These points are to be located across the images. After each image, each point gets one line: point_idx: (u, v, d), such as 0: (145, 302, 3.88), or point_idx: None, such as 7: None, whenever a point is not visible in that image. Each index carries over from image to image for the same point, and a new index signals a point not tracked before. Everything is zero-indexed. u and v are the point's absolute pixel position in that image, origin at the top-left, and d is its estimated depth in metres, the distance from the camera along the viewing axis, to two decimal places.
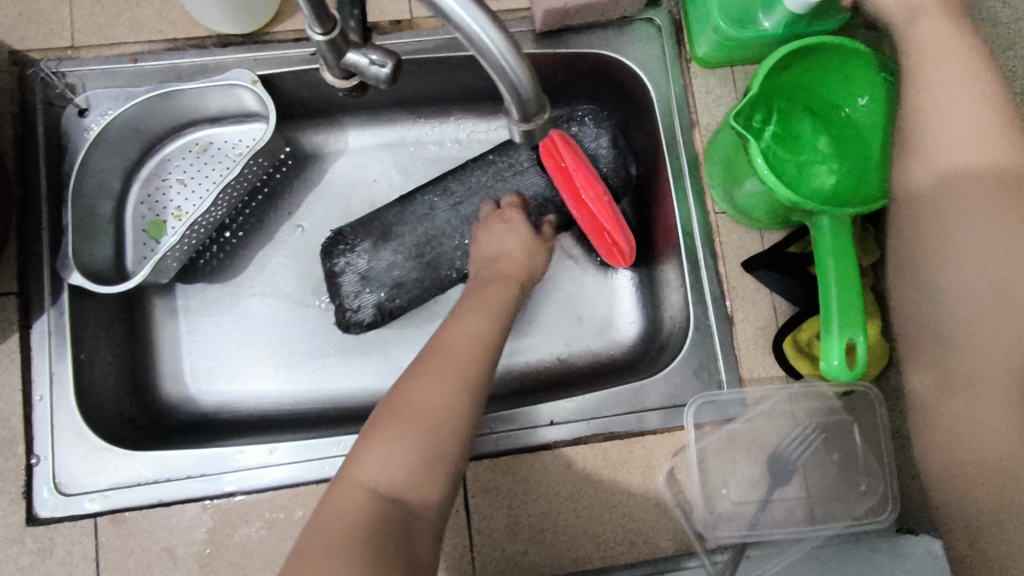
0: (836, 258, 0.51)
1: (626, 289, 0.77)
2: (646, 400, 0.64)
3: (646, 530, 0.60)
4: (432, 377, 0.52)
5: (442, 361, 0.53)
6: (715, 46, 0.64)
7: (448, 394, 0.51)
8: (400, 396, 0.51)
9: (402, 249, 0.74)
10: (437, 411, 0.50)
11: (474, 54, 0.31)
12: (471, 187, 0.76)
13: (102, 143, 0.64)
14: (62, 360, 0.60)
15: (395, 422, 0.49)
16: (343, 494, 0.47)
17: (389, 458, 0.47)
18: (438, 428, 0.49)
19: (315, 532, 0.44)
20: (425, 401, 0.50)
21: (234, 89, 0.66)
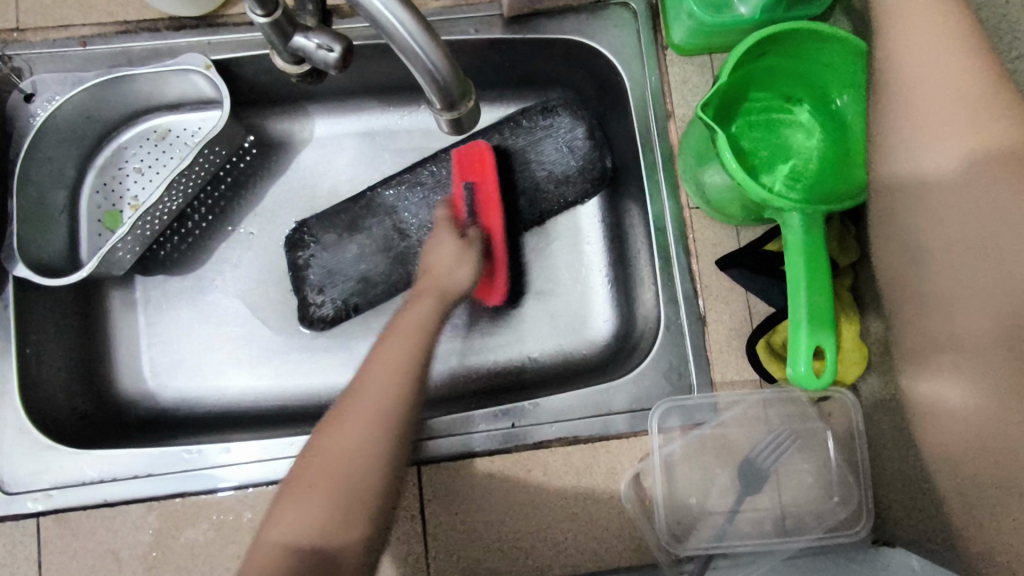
0: (806, 257, 0.48)
1: (600, 285, 0.74)
2: (612, 403, 0.61)
3: (609, 539, 0.57)
4: (342, 424, 0.49)
5: (346, 405, 0.50)
6: (690, 32, 0.60)
7: (348, 442, 0.48)
8: (313, 448, 0.49)
9: (369, 242, 0.72)
10: (365, 464, 0.48)
11: (391, 43, 0.31)
12: (442, 177, 0.73)
13: (50, 130, 0.62)
14: (5, 354, 0.58)
15: (310, 470, 0.48)
16: (259, 552, 0.46)
17: (296, 512, 0.46)
18: (347, 470, 0.47)
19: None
20: (341, 455, 0.48)
21: (187, 75, 0.64)
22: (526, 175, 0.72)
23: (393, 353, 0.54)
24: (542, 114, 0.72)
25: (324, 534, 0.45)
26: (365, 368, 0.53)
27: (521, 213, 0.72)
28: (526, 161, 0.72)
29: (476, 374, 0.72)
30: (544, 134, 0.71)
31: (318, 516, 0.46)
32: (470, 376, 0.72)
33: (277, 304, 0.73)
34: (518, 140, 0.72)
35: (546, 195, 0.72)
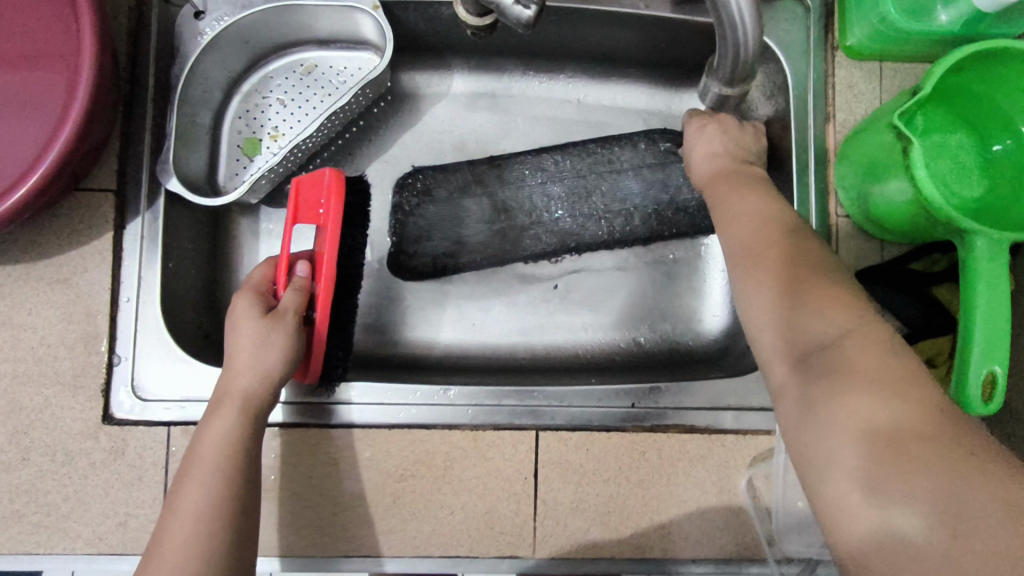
0: (986, 283, 0.47)
1: (717, 282, 0.74)
2: (732, 398, 0.61)
3: (713, 529, 0.58)
4: (187, 512, 0.48)
5: (195, 489, 0.49)
6: (874, 35, 0.59)
7: (190, 523, 0.47)
8: (158, 539, 0.48)
9: (474, 210, 0.73)
10: (211, 528, 0.47)
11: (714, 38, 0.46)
12: (563, 170, 0.73)
13: (214, 49, 0.62)
14: (151, 266, 0.59)
15: (152, 564, 0.46)
16: None
17: None
18: (198, 531, 0.47)
19: None
20: (179, 541, 0.47)
21: (353, 14, 0.64)
22: (647, 195, 0.73)
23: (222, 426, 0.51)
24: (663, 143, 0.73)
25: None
26: (202, 446, 0.51)
27: (632, 232, 0.73)
28: (653, 179, 0.73)
29: (586, 349, 0.73)
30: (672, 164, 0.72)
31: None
32: (581, 352, 0.73)
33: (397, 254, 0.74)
34: (646, 160, 0.73)
35: (661, 219, 0.73)
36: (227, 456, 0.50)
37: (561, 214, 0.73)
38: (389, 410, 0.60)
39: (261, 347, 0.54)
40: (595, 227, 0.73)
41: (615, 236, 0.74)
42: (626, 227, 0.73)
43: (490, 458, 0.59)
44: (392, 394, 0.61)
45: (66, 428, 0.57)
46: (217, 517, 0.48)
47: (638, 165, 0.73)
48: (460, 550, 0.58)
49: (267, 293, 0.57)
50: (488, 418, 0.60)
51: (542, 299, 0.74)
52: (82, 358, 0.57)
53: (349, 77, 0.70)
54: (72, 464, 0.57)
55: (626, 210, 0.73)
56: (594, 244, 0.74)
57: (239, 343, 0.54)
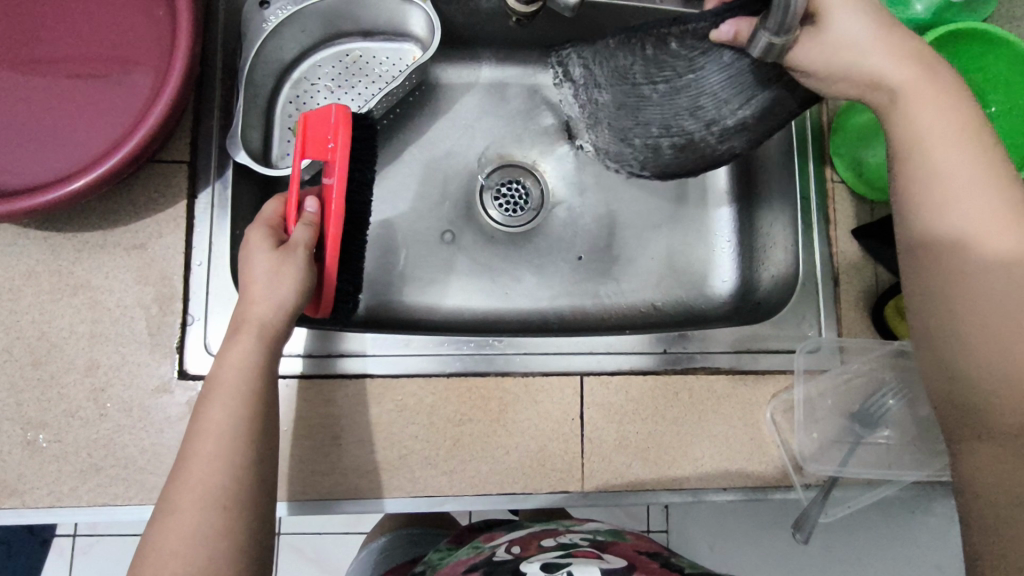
0: None
1: (724, 250, 0.82)
2: (750, 343, 0.69)
3: (740, 459, 0.65)
4: (210, 428, 0.52)
5: (219, 409, 0.53)
6: None
7: (212, 441, 0.52)
8: (186, 452, 0.52)
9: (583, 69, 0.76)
10: (240, 444, 0.52)
11: None
12: (646, 93, 0.69)
13: (275, 35, 0.67)
14: (221, 232, 0.64)
15: (184, 479, 0.51)
16: (166, 533, 0.49)
17: (186, 512, 0.49)
18: (222, 447, 0.52)
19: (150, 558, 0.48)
20: (205, 457, 0.51)
21: (406, 7, 0.71)
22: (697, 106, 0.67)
23: (241, 350, 0.55)
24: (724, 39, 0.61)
25: (213, 542, 0.49)
26: (223, 368, 0.55)
27: (699, 150, 0.71)
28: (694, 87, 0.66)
29: (609, 312, 0.80)
30: (708, 57, 0.62)
31: (195, 519, 0.49)
32: (606, 315, 0.80)
33: (433, 228, 0.80)
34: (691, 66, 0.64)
35: (746, 115, 0.66)
36: (250, 381, 0.55)
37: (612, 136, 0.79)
38: (408, 361, 0.65)
39: (275, 279, 0.57)
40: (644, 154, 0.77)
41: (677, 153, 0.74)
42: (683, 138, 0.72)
43: (540, 402, 0.64)
44: (409, 347, 0.66)
45: (143, 384, 0.60)
46: (247, 441, 0.52)
47: (692, 63, 0.64)
48: (515, 487, 0.63)
49: (279, 229, 0.61)
50: (537, 364, 0.66)
51: (561, 265, 0.81)
52: (159, 318, 0.61)
53: (391, 66, 0.76)
54: (148, 419, 0.60)
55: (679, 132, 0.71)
56: (669, 162, 0.76)
57: (253, 273, 0.58)
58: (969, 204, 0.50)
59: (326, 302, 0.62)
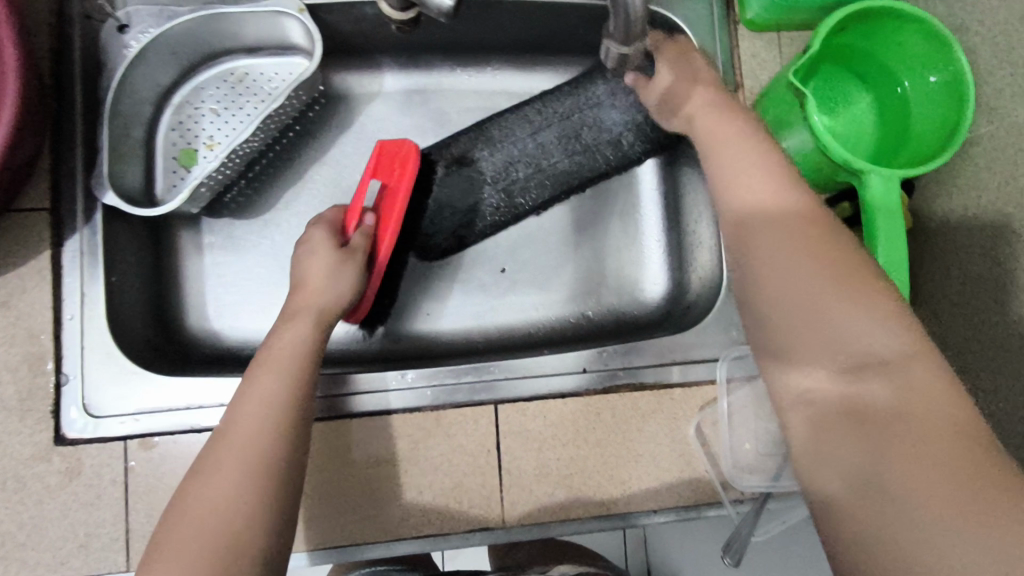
0: (888, 215, 0.52)
1: (654, 252, 0.77)
2: (675, 353, 0.65)
3: (669, 476, 0.62)
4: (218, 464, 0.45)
5: (233, 444, 0.46)
6: (767, 7, 0.64)
7: (256, 411, 0.48)
8: (183, 489, 0.44)
9: (474, 178, 0.73)
10: (278, 421, 0.48)
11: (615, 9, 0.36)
12: (549, 116, 0.73)
13: (140, 61, 0.62)
14: (94, 281, 0.59)
15: (215, 456, 0.46)
16: (189, 513, 0.42)
17: (220, 489, 0.43)
18: (261, 425, 0.48)
19: (170, 537, 0.41)
20: (216, 492, 0.43)
21: (278, 19, 0.64)
22: (625, 123, 0.72)
23: (294, 330, 0.56)
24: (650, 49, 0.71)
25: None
26: (245, 405, 0.49)
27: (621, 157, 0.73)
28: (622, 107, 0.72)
29: (535, 325, 0.76)
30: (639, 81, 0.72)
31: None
32: (534, 329, 0.76)
33: None
34: (576, 98, 0.73)
35: (634, 150, 0.73)
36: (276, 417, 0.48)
37: (539, 181, 0.73)
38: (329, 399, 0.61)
39: (337, 278, 0.62)
40: (582, 159, 0.73)
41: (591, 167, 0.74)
42: (597, 157, 0.73)
43: (453, 436, 0.61)
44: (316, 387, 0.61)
45: (16, 453, 0.56)
46: (286, 417, 0.49)
47: (591, 101, 0.72)
48: (433, 528, 0.59)
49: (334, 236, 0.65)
50: (447, 397, 0.62)
51: (485, 280, 0.76)
52: (29, 381, 0.57)
53: (280, 82, 0.71)
54: (25, 490, 0.56)
55: (614, 138, 0.73)
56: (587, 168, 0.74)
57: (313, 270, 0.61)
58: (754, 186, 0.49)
59: (361, 309, 0.69)
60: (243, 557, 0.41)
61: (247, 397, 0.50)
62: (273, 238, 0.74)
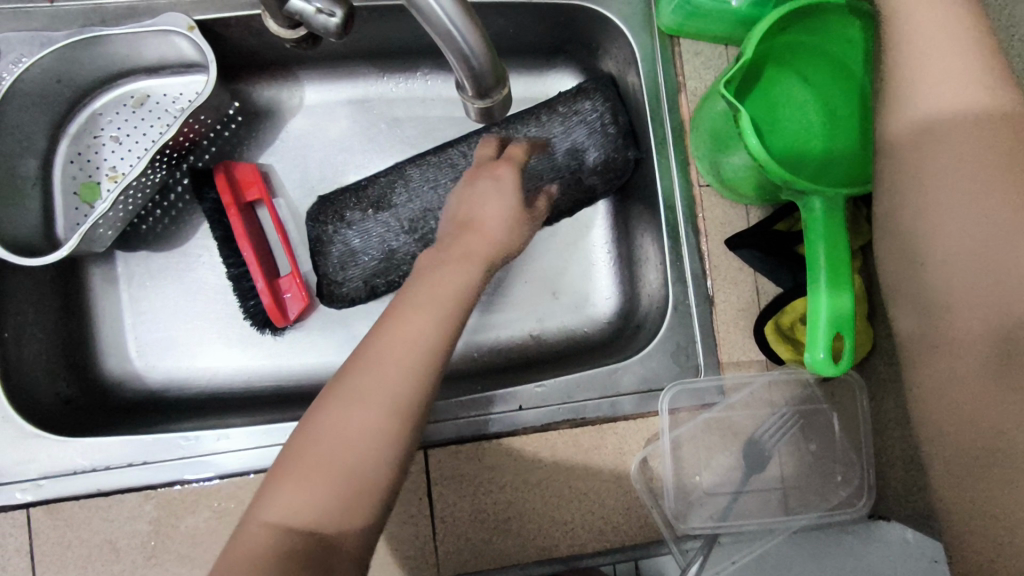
0: (827, 245, 0.48)
1: (603, 265, 0.73)
2: (618, 383, 0.61)
3: (615, 517, 0.58)
4: (356, 392, 0.41)
5: (379, 365, 0.42)
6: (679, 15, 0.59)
7: (417, 343, 0.43)
8: (314, 411, 0.41)
9: (393, 223, 0.68)
10: (427, 354, 0.43)
11: (445, 52, 0.30)
12: (473, 161, 0.68)
13: (19, 96, 0.57)
14: None
15: (359, 368, 0.42)
16: (316, 439, 0.40)
17: (359, 411, 0.40)
18: (412, 362, 0.42)
19: (307, 435, 0.40)
20: (349, 420, 0.40)
21: (168, 36, 0.59)
22: (560, 168, 0.67)
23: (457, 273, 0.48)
24: (593, 87, 0.67)
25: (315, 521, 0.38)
26: (399, 323, 0.44)
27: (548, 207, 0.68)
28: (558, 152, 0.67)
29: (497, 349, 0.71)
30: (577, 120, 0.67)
31: (328, 497, 0.38)
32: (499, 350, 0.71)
33: None
34: (505, 141, 0.68)
35: (565, 200, 0.68)
36: (431, 355, 0.43)
37: None
38: (242, 454, 0.57)
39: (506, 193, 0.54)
40: None
41: None
42: None
43: None
44: (231, 439, 0.57)
45: None
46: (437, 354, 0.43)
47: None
48: None
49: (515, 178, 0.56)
50: None
51: None
52: None
53: (185, 103, 0.65)
54: None
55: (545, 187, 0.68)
56: None
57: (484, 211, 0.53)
58: (933, 93, 0.37)
59: (284, 311, 0.68)
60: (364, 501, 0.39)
61: (402, 316, 0.44)
62: (194, 272, 0.70)
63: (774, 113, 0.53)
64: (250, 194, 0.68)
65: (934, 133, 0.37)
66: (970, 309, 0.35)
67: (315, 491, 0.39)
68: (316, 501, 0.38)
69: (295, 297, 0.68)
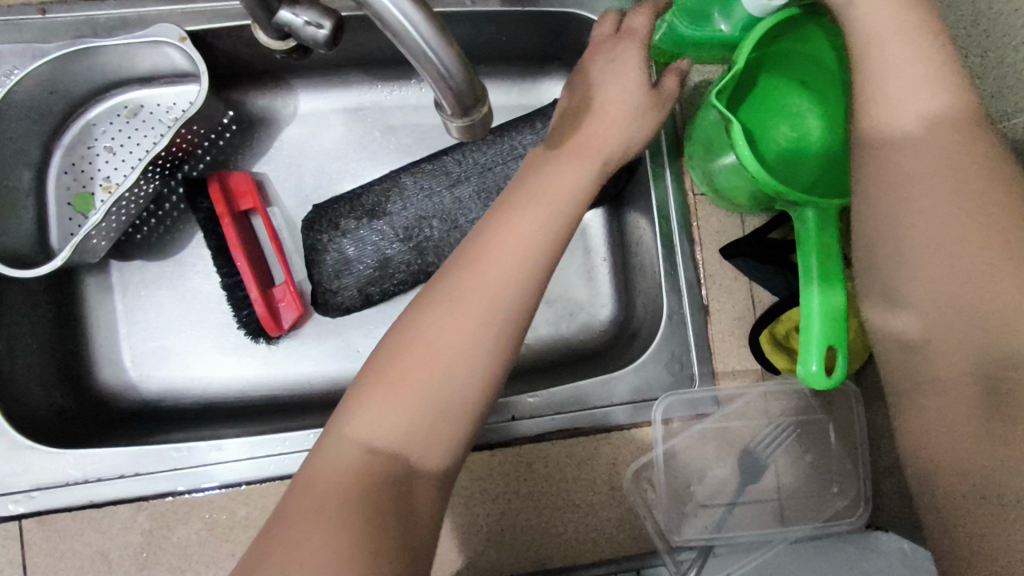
0: (820, 256, 0.47)
1: (598, 273, 0.72)
2: (612, 393, 0.60)
3: (609, 528, 0.57)
4: (452, 307, 0.41)
5: (464, 291, 0.41)
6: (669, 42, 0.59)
7: (508, 268, 0.42)
8: (414, 320, 0.41)
9: (388, 231, 0.68)
10: (515, 279, 0.42)
11: (420, 71, 0.30)
12: (468, 169, 0.68)
13: (10, 109, 0.57)
14: None
15: (445, 290, 0.42)
16: (406, 357, 0.40)
17: (440, 329, 0.40)
18: (496, 293, 0.41)
19: (388, 357, 0.40)
20: (443, 337, 0.40)
21: (159, 47, 0.59)
22: None
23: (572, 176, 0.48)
24: None
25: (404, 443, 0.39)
26: (495, 243, 0.43)
27: None
28: None
29: None
30: None
31: (410, 422, 0.39)
32: None
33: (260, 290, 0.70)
34: (499, 150, 0.68)
35: None
36: (518, 279, 0.42)
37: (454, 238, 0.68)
38: (234, 466, 0.56)
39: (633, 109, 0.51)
40: None
41: None
42: None
43: None
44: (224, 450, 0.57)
45: None
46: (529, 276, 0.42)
47: (515, 152, 0.67)
48: None
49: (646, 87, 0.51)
50: None
51: None
52: None
53: (178, 113, 0.65)
54: None
55: None
56: None
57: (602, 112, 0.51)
58: (922, 100, 0.36)
59: (277, 319, 0.67)
60: (448, 426, 0.40)
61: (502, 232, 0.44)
62: (188, 281, 0.70)
63: (767, 122, 0.53)
64: (244, 203, 0.68)
65: (917, 141, 0.36)
66: (944, 323, 0.34)
67: (399, 420, 0.39)
68: (401, 425, 0.39)
69: (289, 305, 0.68)
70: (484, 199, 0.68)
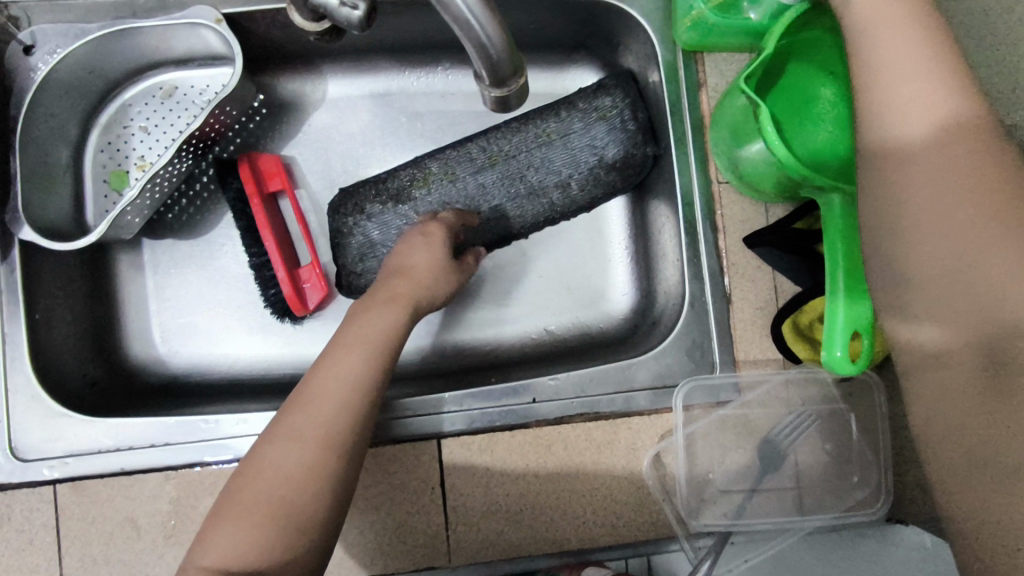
0: (847, 241, 0.47)
1: (620, 260, 0.73)
2: (632, 379, 0.61)
3: (627, 512, 0.58)
4: (291, 434, 0.45)
5: (300, 415, 0.46)
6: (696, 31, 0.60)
7: (345, 386, 0.48)
8: (258, 453, 0.45)
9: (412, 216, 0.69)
10: (347, 396, 0.47)
11: (463, 39, 0.31)
12: (493, 155, 0.69)
13: (52, 86, 0.59)
14: (16, 320, 0.58)
15: (287, 419, 0.46)
16: (253, 480, 0.44)
17: (286, 454, 0.44)
18: (337, 408, 0.46)
19: (234, 486, 0.44)
20: (284, 461, 0.44)
21: (195, 29, 0.60)
22: (578, 163, 0.68)
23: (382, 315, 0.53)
24: (615, 84, 0.67)
25: (256, 561, 0.41)
26: (331, 367, 0.48)
27: (565, 202, 0.69)
28: (576, 148, 0.67)
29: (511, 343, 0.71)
30: (596, 118, 0.67)
31: (256, 540, 0.41)
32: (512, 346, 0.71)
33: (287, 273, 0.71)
34: (523, 137, 0.68)
35: (584, 195, 0.69)
36: (353, 397, 0.47)
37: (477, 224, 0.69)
38: None
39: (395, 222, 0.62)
40: (528, 206, 0.69)
41: (535, 215, 0.69)
42: (542, 202, 0.69)
43: (392, 474, 0.58)
44: (250, 423, 0.59)
45: None
46: (365, 393, 0.48)
47: (539, 140, 0.68)
48: (375, 568, 0.57)
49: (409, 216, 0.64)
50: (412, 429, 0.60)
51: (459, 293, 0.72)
52: None
53: (211, 95, 0.66)
54: None
55: (564, 182, 0.68)
56: (525, 216, 0.69)
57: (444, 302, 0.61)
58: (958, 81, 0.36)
59: (303, 300, 0.69)
60: (299, 536, 0.43)
61: (331, 362, 0.49)
62: (217, 259, 0.71)
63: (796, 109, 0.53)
64: (272, 184, 0.69)
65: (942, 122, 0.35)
66: None
67: (246, 537, 0.42)
68: (245, 545, 0.41)
69: (314, 286, 0.69)
70: (508, 186, 0.68)
